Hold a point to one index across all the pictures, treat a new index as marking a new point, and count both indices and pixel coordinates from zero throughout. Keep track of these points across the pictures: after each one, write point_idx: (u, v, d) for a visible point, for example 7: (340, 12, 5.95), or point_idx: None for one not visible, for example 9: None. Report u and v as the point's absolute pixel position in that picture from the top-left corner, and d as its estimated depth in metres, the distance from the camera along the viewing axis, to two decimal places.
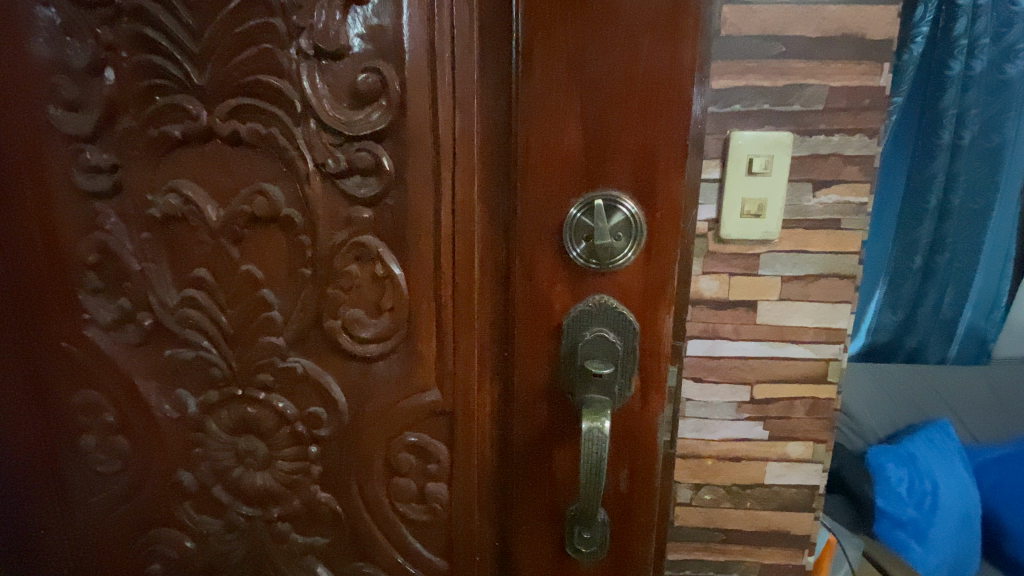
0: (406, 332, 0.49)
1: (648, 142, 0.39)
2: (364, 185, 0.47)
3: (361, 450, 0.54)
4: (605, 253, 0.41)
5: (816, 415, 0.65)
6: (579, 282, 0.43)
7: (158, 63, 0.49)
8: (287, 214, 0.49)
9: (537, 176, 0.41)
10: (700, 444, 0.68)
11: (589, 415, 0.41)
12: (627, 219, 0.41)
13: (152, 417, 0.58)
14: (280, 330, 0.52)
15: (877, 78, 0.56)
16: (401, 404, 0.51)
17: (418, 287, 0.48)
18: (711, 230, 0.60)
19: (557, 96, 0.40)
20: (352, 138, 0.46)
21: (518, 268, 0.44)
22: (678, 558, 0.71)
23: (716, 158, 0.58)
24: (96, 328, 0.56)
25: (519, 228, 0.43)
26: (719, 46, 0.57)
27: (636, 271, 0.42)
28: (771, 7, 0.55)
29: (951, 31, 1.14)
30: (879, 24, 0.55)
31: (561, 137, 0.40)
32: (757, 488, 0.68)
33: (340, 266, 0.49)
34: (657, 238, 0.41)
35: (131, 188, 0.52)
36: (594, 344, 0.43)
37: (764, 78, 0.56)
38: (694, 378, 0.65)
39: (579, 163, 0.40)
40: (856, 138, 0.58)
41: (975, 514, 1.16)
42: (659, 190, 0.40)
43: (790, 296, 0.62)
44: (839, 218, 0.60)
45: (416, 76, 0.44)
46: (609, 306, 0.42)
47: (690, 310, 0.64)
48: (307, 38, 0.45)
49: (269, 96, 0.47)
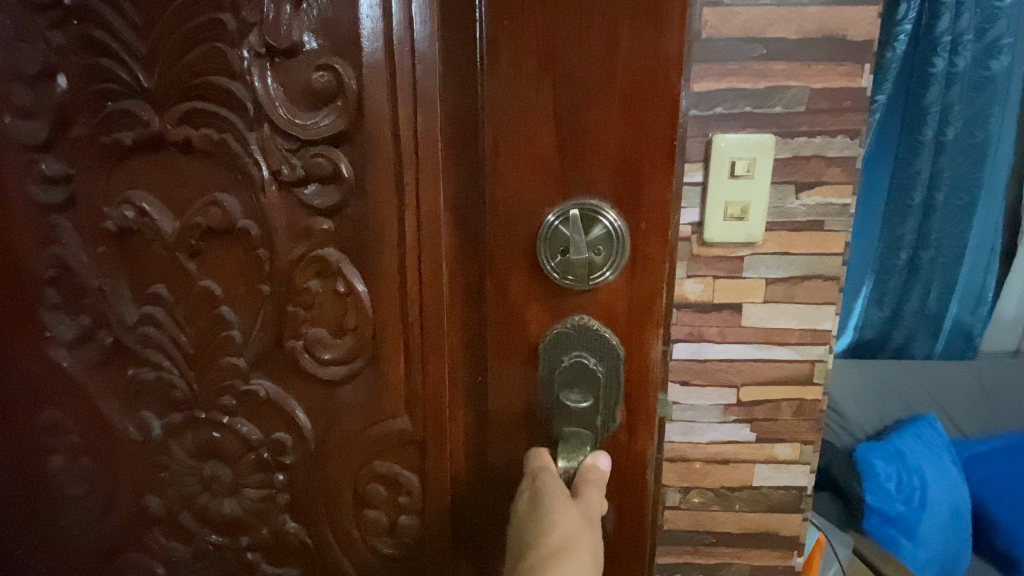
0: (372, 351, 0.48)
1: (631, 143, 0.35)
2: (321, 194, 0.45)
3: (331, 476, 0.52)
4: (583, 269, 0.38)
5: (803, 416, 0.65)
6: (554, 301, 0.39)
7: (108, 67, 0.47)
8: (242, 226, 0.47)
9: (504, 187, 0.38)
10: (688, 448, 0.68)
11: (565, 453, 0.40)
12: (608, 233, 0.37)
13: (117, 438, 0.56)
14: (241, 350, 0.50)
15: (858, 79, 0.56)
16: (368, 430, 0.50)
17: (384, 304, 0.46)
18: (695, 234, 0.60)
19: (524, 97, 0.36)
20: (308, 142, 0.44)
21: (490, 289, 0.40)
22: (669, 562, 0.71)
23: (699, 161, 0.57)
24: (58, 346, 0.55)
25: (490, 242, 0.40)
26: (700, 48, 0.56)
27: (618, 289, 0.39)
28: (752, 8, 0.55)
29: (934, 29, 1.16)
30: (860, 25, 0.55)
31: (533, 137, 0.37)
32: (746, 490, 0.68)
33: (300, 282, 0.47)
34: (642, 253, 0.38)
35: (86, 200, 0.51)
36: (573, 369, 0.40)
37: (745, 80, 0.57)
38: (680, 381, 0.65)
39: (554, 166, 0.37)
40: (837, 139, 0.58)
41: (965, 509, 1.16)
42: (643, 200, 0.37)
43: (774, 298, 0.62)
44: (822, 219, 0.60)
45: (375, 75, 0.42)
46: (588, 328, 0.39)
47: (675, 313, 0.63)
48: (257, 32, 0.43)
49: (221, 99, 0.45)
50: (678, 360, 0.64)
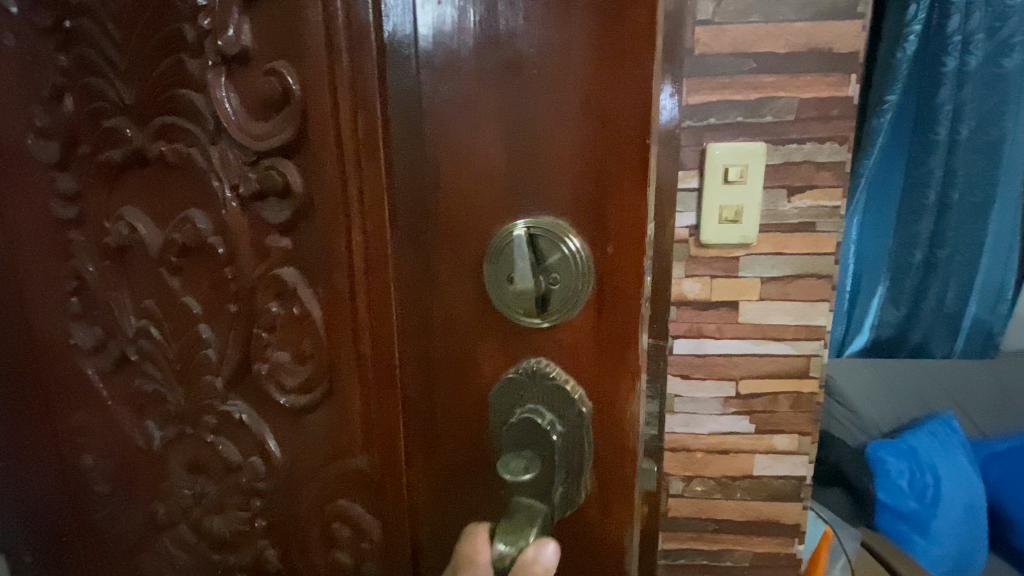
0: (329, 382, 0.39)
1: (593, 147, 0.27)
2: (277, 210, 0.38)
3: (298, 509, 0.45)
4: (531, 304, 0.29)
5: (800, 409, 0.69)
6: (510, 336, 0.31)
7: (101, 86, 0.46)
8: (212, 243, 0.42)
9: (445, 202, 0.30)
10: (690, 439, 0.71)
11: (502, 534, 0.28)
12: (567, 264, 0.28)
13: (129, 444, 0.55)
14: (217, 370, 0.45)
15: (845, 88, 0.60)
16: (328, 467, 0.42)
17: (338, 331, 0.38)
18: (692, 236, 0.64)
19: (466, 85, 0.28)
20: (261, 154, 0.38)
21: (438, 319, 0.32)
22: (673, 548, 0.74)
23: (694, 168, 0.61)
24: (81, 353, 0.55)
25: (438, 261, 0.31)
26: (693, 64, 0.60)
27: (584, 321, 0.29)
28: (741, 25, 0.59)
29: (944, 28, 1.17)
30: (844, 38, 0.58)
31: (474, 144, 0.29)
32: (747, 479, 0.72)
33: (261, 302, 0.41)
34: (609, 282, 0.28)
35: (92, 215, 0.50)
36: (523, 429, 0.30)
37: (736, 92, 0.60)
38: (680, 374, 0.69)
39: (502, 178, 0.29)
40: (826, 145, 0.61)
41: (979, 506, 1.16)
42: (609, 213, 0.28)
43: (769, 296, 0.66)
44: (814, 221, 0.63)
45: (316, 76, 0.34)
46: (544, 376, 0.30)
47: (675, 310, 0.67)
48: (212, 42, 0.38)
49: (188, 113, 0.41)
50: (679, 355, 0.68)
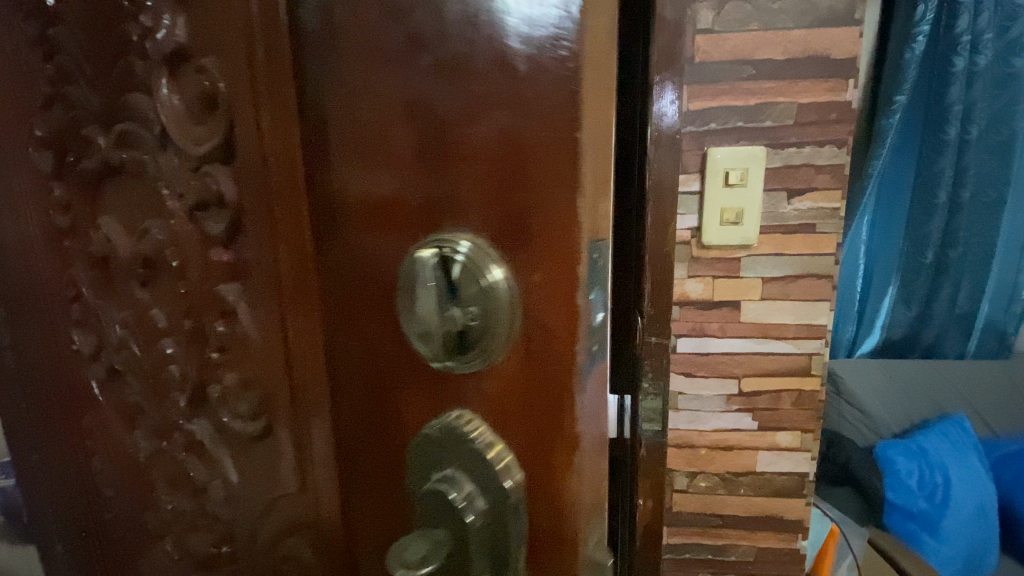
0: (266, 422, 0.33)
1: (511, 145, 0.21)
2: (214, 218, 0.32)
3: (258, 542, 0.37)
4: (439, 345, 0.21)
5: (802, 406, 0.70)
6: (433, 383, 0.25)
7: (69, 60, 0.37)
8: (164, 256, 0.35)
9: (353, 214, 0.26)
10: (694, 435, 0.73)
11: None
12: (484, 292, 0.21)
13: (122, 463, 0.46)
14: (180, 389, 0.38)
15: (843, 94, 0.62)
16: (271, 511, 0.35)
17: (270, 365, 0.32)
18: (695, 238, 0.66)
19: (369, 71, 0.23)
20: (199, 161, 0.31)
21: (357, 352, 0.28)
22: (678, 542, 0.76)
23: (695, 172, 0.63)
24: (82, 360, 0.46)
25: (354, 286, 0.27)
26: (694, 72, 0.63)
27: (512, 372, 0.22)
28: (741, 34, 0.61)
29: (953, 28, 1.17)
30: (842, 45, 0.60)
31: (382, 140, 0.24)
32: (750, 475, 0.73)
33: (209, 323, 0.34)
34: (537, 322, 0.21)
35: (80, 227, 0.41)
36: (431, 504, 0.23)
37: (736, 98, 0.62)
38: (684, 372, 0.71)
39: (413, 183, 0.23)
40: (825, 149, 0.63)
41: (991, 507, 1.15)
42: (535, 232, 0.21)
43: (770, 296, 0.67)
44: (814, 222, 0.65)
45: (239, 70, 0.28)
46: (461, 436, 0.23)
47: (678, 310, 0.69)
48: (151, 42, 0.31)
49: (133, 115, 0.34)
50: (682, 353, 0.70)
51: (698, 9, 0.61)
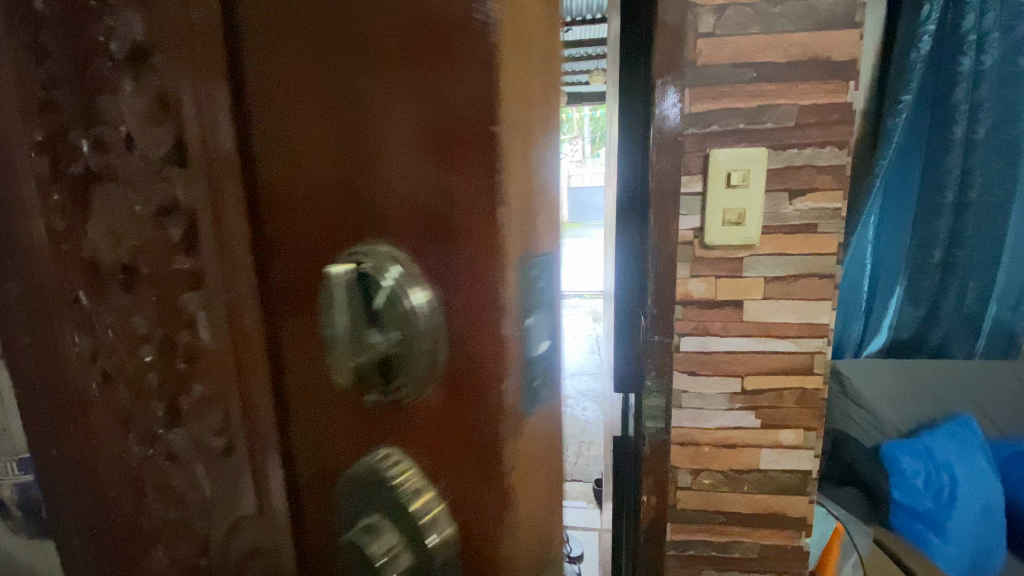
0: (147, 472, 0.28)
1: (433, 153, 0.19)
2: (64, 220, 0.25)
3: None
4: (368, 376, 0.21)
5: (805, 404, 0.71)
6: (361, 414, 0.23)
7: None
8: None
9: (272, 225, 0.24)
10: (697, 433, 0.74)
11: None
12: (408, 325, 0.20)
13: None
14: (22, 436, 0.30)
15: (843, 96, 0.62)
16: None
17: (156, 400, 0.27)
18: (697, 238, 0.67)
19: (289, 70, 0.22)
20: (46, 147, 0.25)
21: (280, 380, 0.25)
22: (682, 540, 0.77)
23: (698, 174, 0.65)
24: None
25: (274, 308, 0.25)
26: (696, 75, 0.64)
27: (440, 406, 0.21)
28: (742, 37, 0.62)
29: (959, 28, 1.17)
30: (842, 47, 0.61)
31: (304, 146, 0.22)
32: (753, 473, 0.74)
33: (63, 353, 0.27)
34: (464, 351, 0.20)
35: None
36: (356, 549, 0.23)
37: (738, 100, 0.63)
38: (687, 370, 0.71)
39: (335, 195, 0.22)
40: (826, 150, 0.64)
41: (997, 508, 1.15)
42: (457, 253, 0.20)
43: (773, 295, 0.68)
44: (816, 223, 0.66)
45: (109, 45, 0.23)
46: (389, 473, 0.22)
47: (681, 310, 0.70)
48: None
49: None
50: (686, 352, 0.71)
51: (699, 14, 0.62)
